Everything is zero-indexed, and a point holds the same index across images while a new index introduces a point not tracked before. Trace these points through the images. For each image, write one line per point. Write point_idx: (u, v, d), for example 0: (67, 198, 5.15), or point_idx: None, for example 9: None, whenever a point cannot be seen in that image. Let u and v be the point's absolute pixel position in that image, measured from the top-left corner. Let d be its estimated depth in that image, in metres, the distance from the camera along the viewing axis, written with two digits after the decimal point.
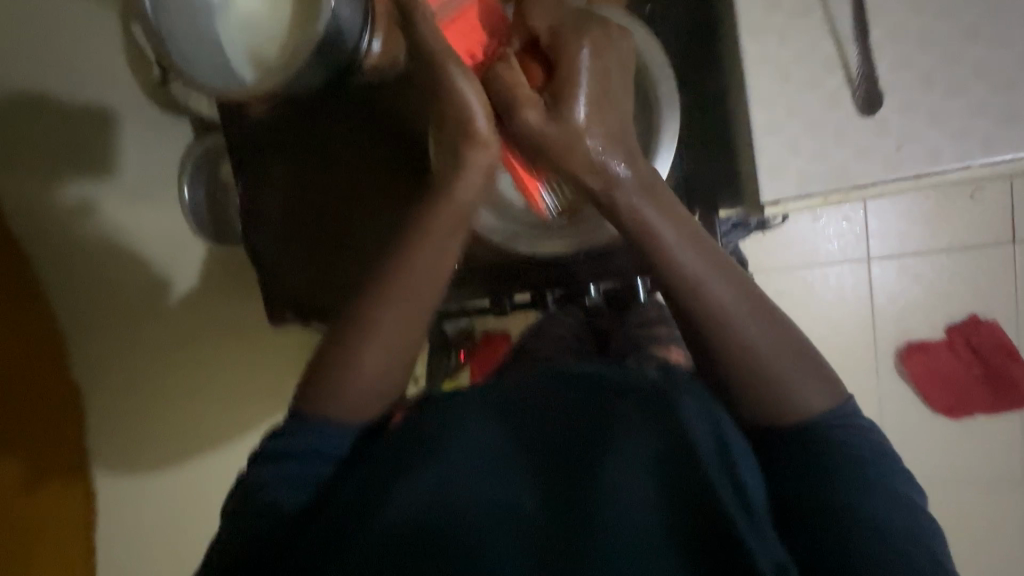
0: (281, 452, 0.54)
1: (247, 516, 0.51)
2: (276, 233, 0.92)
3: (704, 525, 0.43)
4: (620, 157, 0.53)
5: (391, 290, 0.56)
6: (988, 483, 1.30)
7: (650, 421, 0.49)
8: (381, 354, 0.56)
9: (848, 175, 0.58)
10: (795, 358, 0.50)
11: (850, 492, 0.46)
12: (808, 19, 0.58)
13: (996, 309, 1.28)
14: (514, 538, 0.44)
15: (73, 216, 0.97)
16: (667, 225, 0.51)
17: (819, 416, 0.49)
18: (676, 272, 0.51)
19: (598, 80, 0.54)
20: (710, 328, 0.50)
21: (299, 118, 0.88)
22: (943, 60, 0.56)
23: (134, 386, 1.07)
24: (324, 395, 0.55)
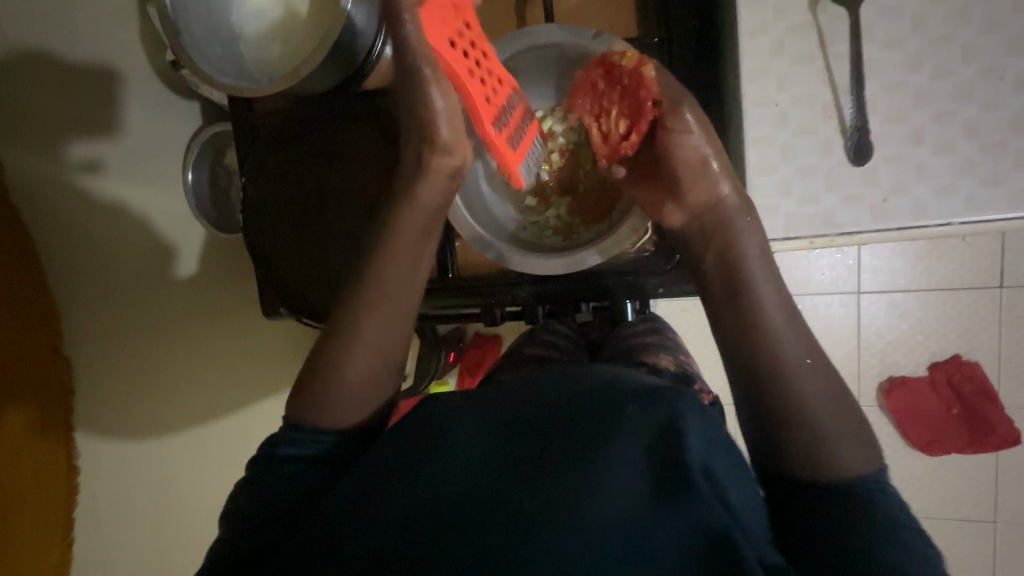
0: (278, 460, 0.54)
1: (240, 519, 0.51)
2: (275, 224, 0.93)
3: (692, 522, 0.42)
4: (723, 184, 0.60)
5: (381, 302, 0.57)
6: (956, 519, 1.34)
7: (647, 418, 0.47)
8: (367, 364, 0.56)
9: (834, 221, 0.60)
10: (842, 418, 0.49)
11: (874, 542, 0.44)
12: (808, 66, 0.60)
13: (978, 351, 1.30)
14: (498, 530, 0.42)
15: (80, 172, 0.97)
16: (754, 255, 0.56)
17: (855, 477, 0.47)
18: (747, 320, 0.53)
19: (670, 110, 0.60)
20: (764, 357, 0.51)
21: (305, 113, 0.90)
22: (931, 118, 0.57)
23: (120, 359, 1.05)
24: (312, 401, 0.56)
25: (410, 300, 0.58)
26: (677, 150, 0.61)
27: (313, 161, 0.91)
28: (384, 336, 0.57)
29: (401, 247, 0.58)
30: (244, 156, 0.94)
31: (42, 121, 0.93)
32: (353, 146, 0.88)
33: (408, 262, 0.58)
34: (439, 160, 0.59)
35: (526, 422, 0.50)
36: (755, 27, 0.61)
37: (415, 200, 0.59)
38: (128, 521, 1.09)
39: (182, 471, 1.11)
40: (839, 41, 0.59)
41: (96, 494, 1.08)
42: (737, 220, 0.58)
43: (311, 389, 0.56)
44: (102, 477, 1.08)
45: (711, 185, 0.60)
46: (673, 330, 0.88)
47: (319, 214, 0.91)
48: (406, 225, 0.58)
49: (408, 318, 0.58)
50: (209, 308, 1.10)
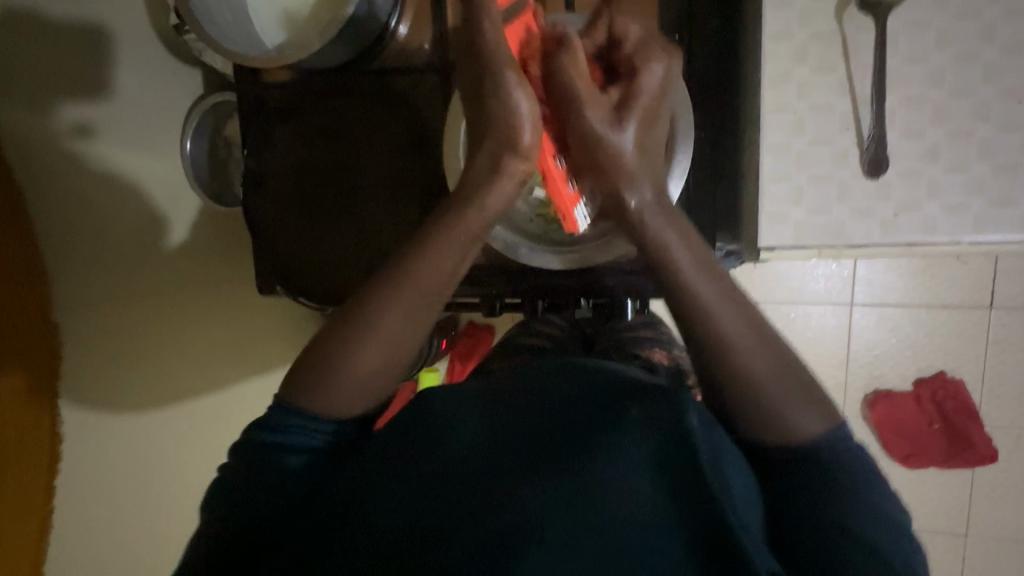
0: (268, 448, 0.52)
1: (228, 514, 0.50)
2: (278, 198, 0.91)
3: (694, 522, 0.43)
4: (646, 186, 0.56)
5: (398, 296, 0.54)
6: (929, 531, 1.37)
7: (652, 414, 0.46)
8: (376, 355, 0.53)
9: (843, 232, 0.60)
10: (796, 388, 0.48)
11: (845, 513, 0.46)
12: (830, 74, 0.59)
13: (963, 369, 1.33)
14: (507, 523, 0.42)
15: (70, 136, 0.91)
16: (678, 237, 0.54)
17: (815, 442, 0.47)
18: (685, 298, 0.51)
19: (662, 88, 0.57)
20: (708, 335, 0.49)
21: (318, 85, 0.87)
22: (947, 135, 0.57)
23: (112, 328, 1.00)
24: (312, 389, 0.53)
25: (431, 295, 0.55)
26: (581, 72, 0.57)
27: (322, 136, 0.89)
28: (396, 331, 0.54)
29: (439, 247, 0.55)
30: (247, 123, 0.90)
31: (39, 76, 0.87)
32: (362, 123, 0.87)
33: (440, 263, 0.55)
34: (512, 164, 0.58)
35: (528, 411, 0.49)
36: (779, 31, 0.60)
37: (483, 206, 0.57)
38: (108, 505, 1.04)
39: (170, 446, 1.12)
40: (863, 51, 0.58)
41: (78, 479, 0.98)
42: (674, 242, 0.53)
43: (308, 377, 0.53)
44: (85, 461, 0.99)
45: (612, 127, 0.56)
46: (669, 328, 0.88)
47: (324, 191, 0.90)
48: (462, 224, 0.56)
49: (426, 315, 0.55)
50: (200, 282, 1.16)
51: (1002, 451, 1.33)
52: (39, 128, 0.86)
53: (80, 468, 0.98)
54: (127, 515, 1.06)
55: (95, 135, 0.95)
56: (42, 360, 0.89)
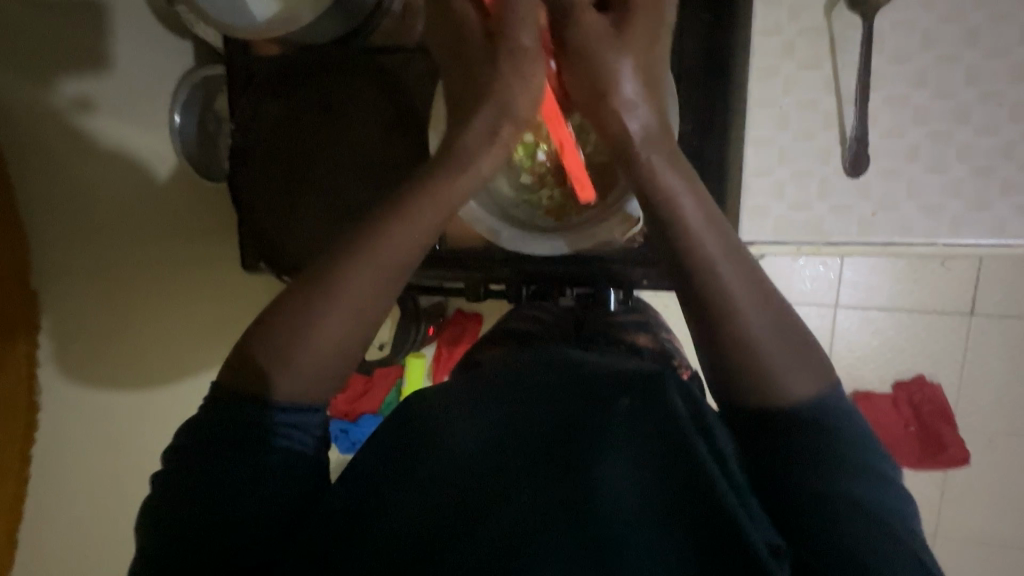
0: (250, 444, 0.48)
1: (190, 520, 0.46)
2: (263, 170, 0.90)
3: (698, 513, 0.42)
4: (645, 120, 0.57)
5: (374, 254, 0.51)
6: None
7: (643, 406, 0.48)
8: (344, 325, 0.50)
9: (822, 229, 0.61)
10: (797, 356, 0.49)
11: (844, 482, 0.45)
12: (816, 71, 0.60)
13: (941, 373, 1.35)
14: (505, 521, 0.42)
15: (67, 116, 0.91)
16: (694, 202, 0.52)
17: (804, 404, 0.48)
18: (693, 263, 0.50)
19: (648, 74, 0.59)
20: (714, 294, 0.49)
21: (304, 63, 0.86)
22: (927, 137, 0.58)
23: (95, 309, 1.01)
24: (269, 366, 0.49)
25: (404, 258, 0.52)
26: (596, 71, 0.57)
27: (308, 111, 0.87)
28: (366, 292, 0.50)
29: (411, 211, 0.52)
30: (236, 97, 0.90)
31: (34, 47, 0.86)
32: (350, 101, 0.85)
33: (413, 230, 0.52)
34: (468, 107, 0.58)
35: (517, 414, 0.49)
36: (769, 26, 0.60)
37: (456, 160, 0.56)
38: (79, 480, 1.06)
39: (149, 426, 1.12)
40: (850, 50, 0.59)
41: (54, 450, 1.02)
42: (684, 200, 0.52)
43: (269, 351, 0.49)
44: (64, 433, 1.03)
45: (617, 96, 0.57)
46: (655, 315, 0.92)
47: (308, 166, 0.88)
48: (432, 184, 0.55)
49: (398, 280, 0.52)
50: (195, 262, 1.14)
51: (975, 455, 1.36)
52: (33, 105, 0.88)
53: (62, 439, 1.03)
54: (98, 491, 1.08)
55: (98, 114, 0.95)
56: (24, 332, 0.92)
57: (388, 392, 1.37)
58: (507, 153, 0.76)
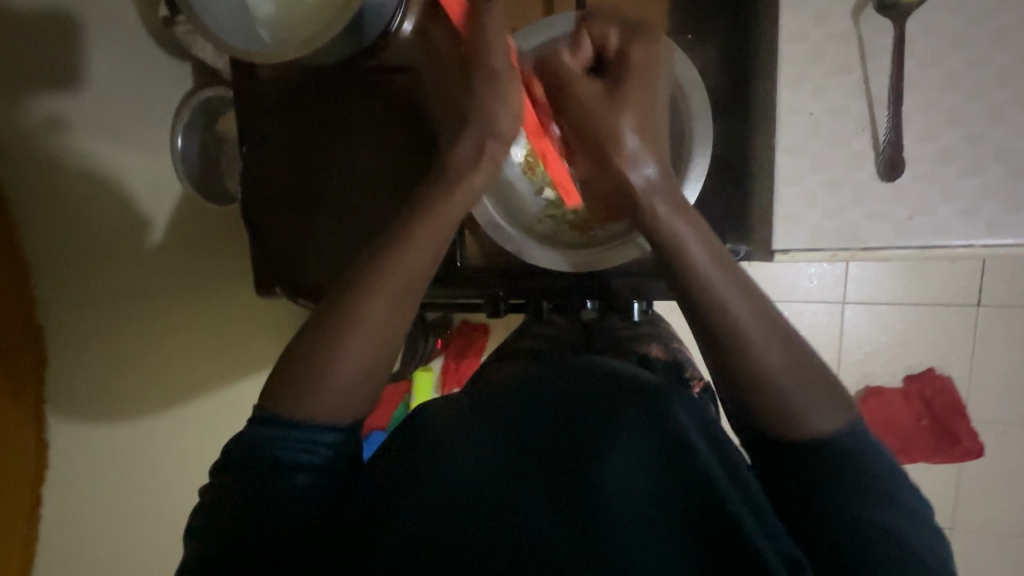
0: (267, 464, 0.49)
1: (219, 546, 0.46)
2: (274, 197, 0.89)
3: (700, 515, 0.44)
4: (649, 164, 0.58)
5: (384, 283, 0.53)
6: None
7: (649, 423, 0.49)
8: (365, 351, 0.52)
9: (858, 235, 0.60)
10: (812, 388, 0.49)
11: (855, 500, 0.45)
12: (845, 77, 0.59)
13: (951, 366, 1.35)
14: (518, 528, 0.43)
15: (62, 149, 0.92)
16: (691, 229, 0.55)
17: (826, 438, 0.48)
18: (704, 298, 0.52)
19: (643, 82, 0.60)
20: (726, 329, 0.50)
21: (316, 88, 0.85)
22: (962, 139, 0.58)
23: (102, 341, 1.00)
24: (293, 394, 0.51)
25: (416, 285, 0.55)
26: (586, 93, 0.61)
27: (320, 136, 0.86)
28: (385, 323, 0.53)
29: (418, 239, 0.55)
30: (245, 124, 0.88)
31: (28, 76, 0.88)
32: (364, 126, 0.85)
33: (420, 253, 0.55)
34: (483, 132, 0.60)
35: (522, 424, 0.51)
36: (796, 33, 0.60)
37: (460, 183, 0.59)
38: (85, 519, 1.04)
39: (144, 463, 1.07)
40: (879, 56, 0.59)
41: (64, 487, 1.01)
42: (690, 242, 0.54)
43: (294, 380, 0.52)
44: (72, 469, 1.01)
45: (614, 102, 0.60)
46: (665, 323, 0.91)
47: (319, 190, 0.87)
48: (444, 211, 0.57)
49: (413, 302, 0.55)
50: (200, 288, 1.09)
51: (989, 447, 1.36)
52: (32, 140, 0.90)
53: (72, 476, 1.02)
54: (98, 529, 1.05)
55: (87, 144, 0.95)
56: (29, 365, 0.93)
57: (394, 409, 1.34)
58: (527, 170, 0.75)
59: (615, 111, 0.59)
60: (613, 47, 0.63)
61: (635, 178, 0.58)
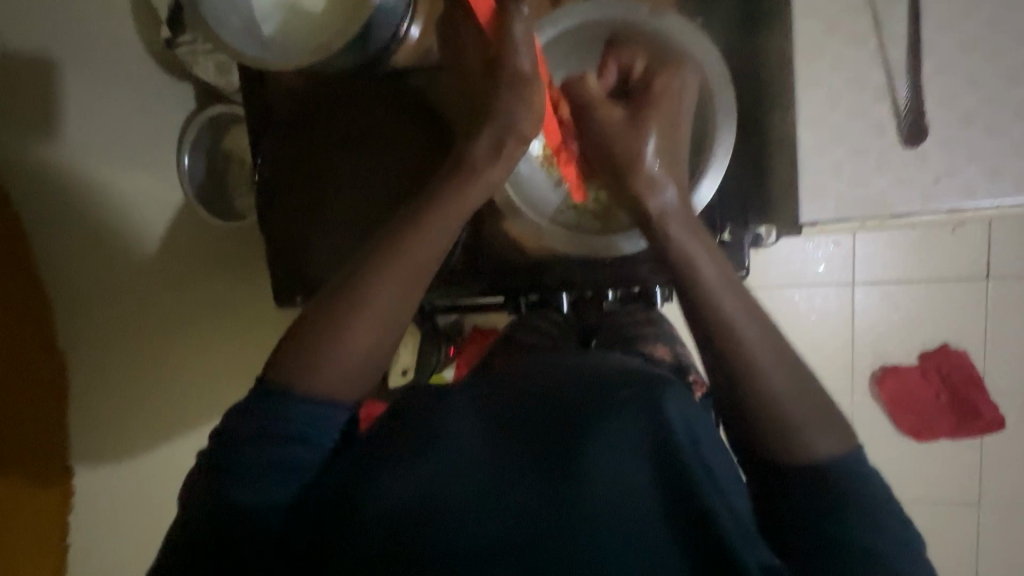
0: (259, 436, 0.51)
1: (212, 510, 0.49)
2: (280, 202, 0.89)
3: (685, 518, 0.46)
4: (668, 188, 0.61)
5: (394, 270, 0.56)
6: (947, 503, 1.37)
7: (637, 424, 0.48)
8: (370, 335, 0.55)
9: (885, 202, 0.62)
10: (810, 405, 0.50)
11: (846, 516, 0.47)
12: (862, 47, 0.62)
13: (966, 340, 1.35)
14: (500, 525, 0.46)
15: (75, 174, 0.93)
16: (695, 240, 0.58)
17: (827, 461, 0.49)
18: (699, 294, 0.54)
19: (666, 111, 0.64)
20: (720, 324, 0.53)
21: (325, 93, 0.86)
22: (982, 101, 0.59)
23: (125, 367, 1.00)
24: (299, 369, 0.54)
25: (422, 273, 0.57)
26: (613, 121, 0.64)
27: (327, 141, 0.87)
28: (391, 308, 0.56)
29: (431, 230, 0.57)
30: (254, 130, 0.89)
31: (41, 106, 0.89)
32: (369, 131, 0.85)
33: (432, 244, 0.57)
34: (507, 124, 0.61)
35: (516, 417, 0.51)
36: (810, 9, 0.63)
37: (473, 175, 0.60)
38: (116, 555, 1.02)
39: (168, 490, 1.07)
40: (894, 25, 0.61)
41: (92, 525, 0.99)
42: (700, 262, 0.56)
43: (300, 359, 0.54)
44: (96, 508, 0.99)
45: (636, 125, 0.63)
46: (670, 324, 0.89)
47: (323, 194, 0.88)
48: (456, 203, 0.59)
49: (418, 290, 0.57)
50: (211, 304, 1.10)
51: (1012, 420, 1.35)
52: (44, 170, 0.90)
53: (99, 511, 1.00)
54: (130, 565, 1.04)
55: (100, 169, 0.95)
56: (51, 398, 0.91)
57: None
58: (544, 161, 0.73)
59: (635, 135, 0.62)
60: (638, 73, 0.68)
61: (651, 206, 0.60)
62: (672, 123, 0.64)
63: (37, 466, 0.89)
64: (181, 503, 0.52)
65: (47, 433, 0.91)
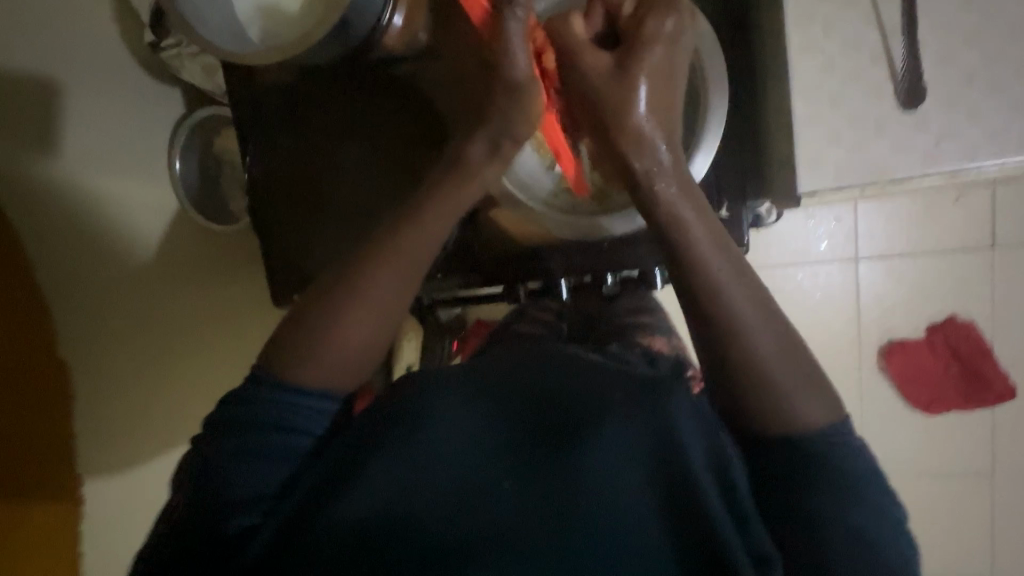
0: (252, 426, 0.52)
1: (202, 494, 0.51)
2: (273, 199, 0.89)
3: (679, 512, 0.47)
4: (661, 147, 0.56)
5: (390, 263, 0.55)
6: (962, 476, 1.35)
7: (634, 420, 0.49)
8: (371, 328, 0.55)
9: (885, 169, 0.60)
10: (802, 376, 0.50)
11: (825, 502, 0.48)
12: (854, 10, 0.60)
13: (975, 310, 1.33)
14: (491, 513, 0.47)
15: (71, 184, 0.91)
16: (689, 204, 0.54)
17: (816, 429, 0.49)
18: (692, 259, 0.52)
19: (659, 63, 0.57)
20: (709, 286, 0.51)
21: (311, 87, 0.85)
22: (981, 58, 0.58)
23: (132, 378, 1.00)
24: (299, 363, 0.53)
25: (420, 265, 0.56)
26: (598, 78, 0.58)
27: (316, 136, 0.86)
28: (390, 300, 0.55)
29: (426, 220, 0.56)
30: (242, 128, 0.88)
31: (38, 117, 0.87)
32: (357, 123, 0.84)
33: (429, 235, 0.56)
34: (495, 103, 0.58)
35: (516, 410, 0.52)
36: None
37: (461, 161, 0.58)
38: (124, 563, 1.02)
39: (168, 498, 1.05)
40: None
41: (101, 534, 0.99)
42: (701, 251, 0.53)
43: (300, 351, 0.54)
44: (106, 517, 0.99)
45: (624, 78, 0.57)
46: (665, 312, 0.94)
47: (316, 190, 0.87)
48: (450, 191, 0.57)
49: (417, 280, 0.57)
50: (216, 310, 1.11)
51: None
52: (37, 184, 0.87)
53: (107, 521, 1.00)
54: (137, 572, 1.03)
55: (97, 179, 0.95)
56: (57, 411, 0.91)
57: None
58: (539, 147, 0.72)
59: (627, 95, 0.56)
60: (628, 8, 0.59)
61: (641, 168, 0.56)
62: (667, 86, 0.58)
63: (44, 479, 0.89)
64: (178, 483, 0.54)
65: (55, 446, 0.91)
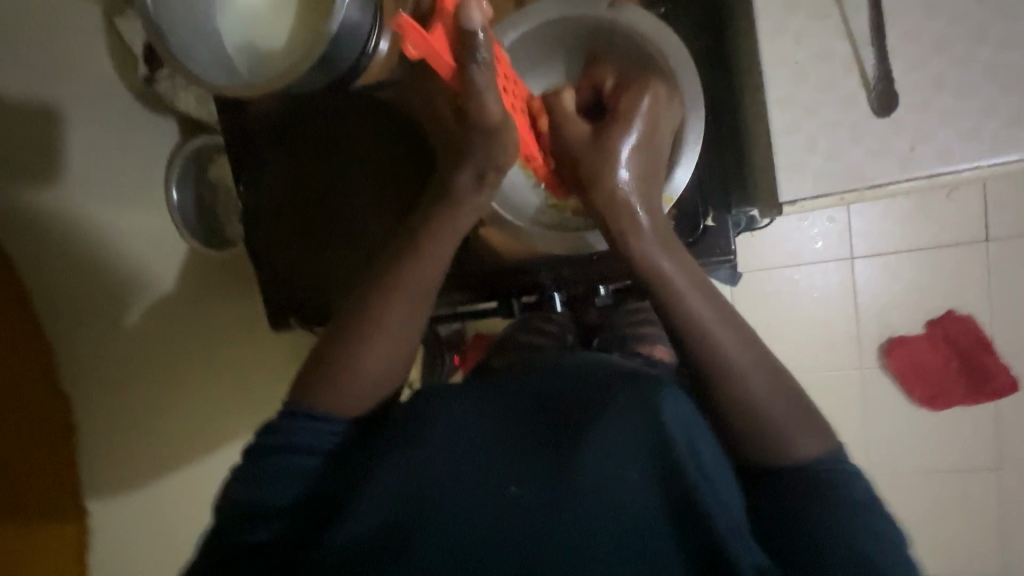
0: (269, 449, 0.53)
1: (220, 520, 0.51)
2: (273, 227, 0.90)
3: (676, 510, 0.48)
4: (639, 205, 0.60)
5: (397, 293, 0.57)
6: (970, 471, 1.35)
7: (632, 417, 0.51)
8: (383, 358, 0.56)
9: (863, 175, 0.61)
10: (793, 411, 0.51)
11: (827, 527, 0.47)
12: (824, 21, 0.62)
13: (973, 304, 1.33)
14: (497, 515, 0.48)
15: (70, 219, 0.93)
16: (664, 251, 0.57)
17: (812, 461, 0.50)
18: (685, 312, 0.54)
19: (645, 132, 0.65)
20: (702, 333, 0.53)
21: (305, 119, 0.87)
22: (950, 63, 0.59)
23: (136, 405, 1.01)
24: (311, 395, 0.55)
25: (426, 294, 0.58)
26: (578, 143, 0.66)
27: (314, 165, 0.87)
28: (398, 330, 0.57)
29: (427, 250, 0.58)
30: (238, 161, 0.90)
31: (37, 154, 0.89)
32: (352, 151, 0.86)
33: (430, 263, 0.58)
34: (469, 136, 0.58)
35: (514, 412, 0.53)
36: None
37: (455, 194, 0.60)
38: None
39: (169, 516, 1.07)
40: None
41: (110, 556, 1.00)
42: (690, 294, 0.54)
43: (312, 388, 0.55)
44: (114, 540, 1.00)
45: (601, 145, 0.64)
46: None
47: (315, 217, 0.88)
48: (446, 221, 0.59)
49: (424, 309, 0.58)
50: (219, 332, 1.12)
51: None
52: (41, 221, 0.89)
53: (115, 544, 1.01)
54: None
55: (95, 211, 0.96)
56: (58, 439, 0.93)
57: None
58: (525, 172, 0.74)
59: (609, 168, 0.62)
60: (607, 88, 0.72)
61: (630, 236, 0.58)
62: (654, 147, 0.65)
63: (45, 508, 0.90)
64: None
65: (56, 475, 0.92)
